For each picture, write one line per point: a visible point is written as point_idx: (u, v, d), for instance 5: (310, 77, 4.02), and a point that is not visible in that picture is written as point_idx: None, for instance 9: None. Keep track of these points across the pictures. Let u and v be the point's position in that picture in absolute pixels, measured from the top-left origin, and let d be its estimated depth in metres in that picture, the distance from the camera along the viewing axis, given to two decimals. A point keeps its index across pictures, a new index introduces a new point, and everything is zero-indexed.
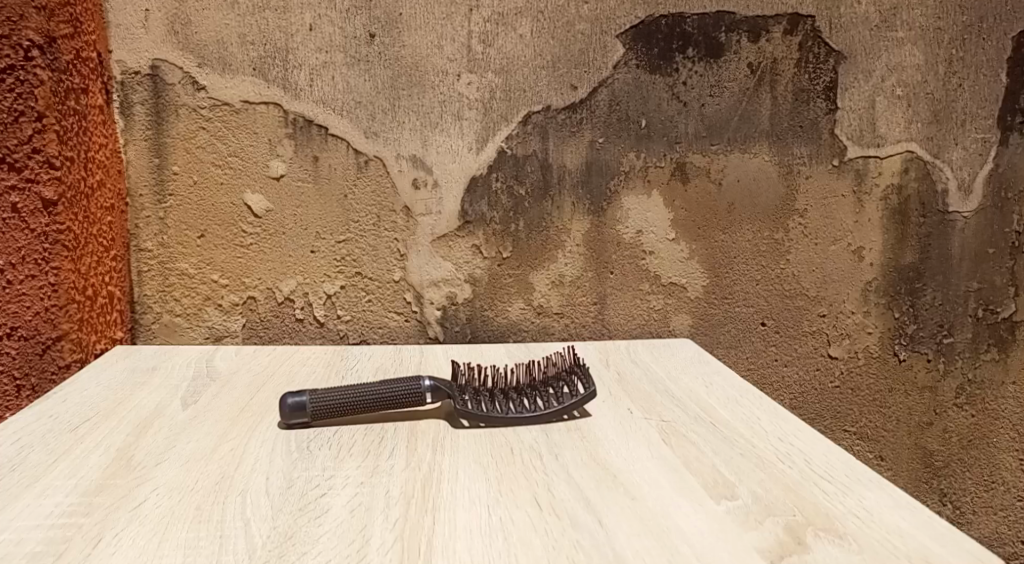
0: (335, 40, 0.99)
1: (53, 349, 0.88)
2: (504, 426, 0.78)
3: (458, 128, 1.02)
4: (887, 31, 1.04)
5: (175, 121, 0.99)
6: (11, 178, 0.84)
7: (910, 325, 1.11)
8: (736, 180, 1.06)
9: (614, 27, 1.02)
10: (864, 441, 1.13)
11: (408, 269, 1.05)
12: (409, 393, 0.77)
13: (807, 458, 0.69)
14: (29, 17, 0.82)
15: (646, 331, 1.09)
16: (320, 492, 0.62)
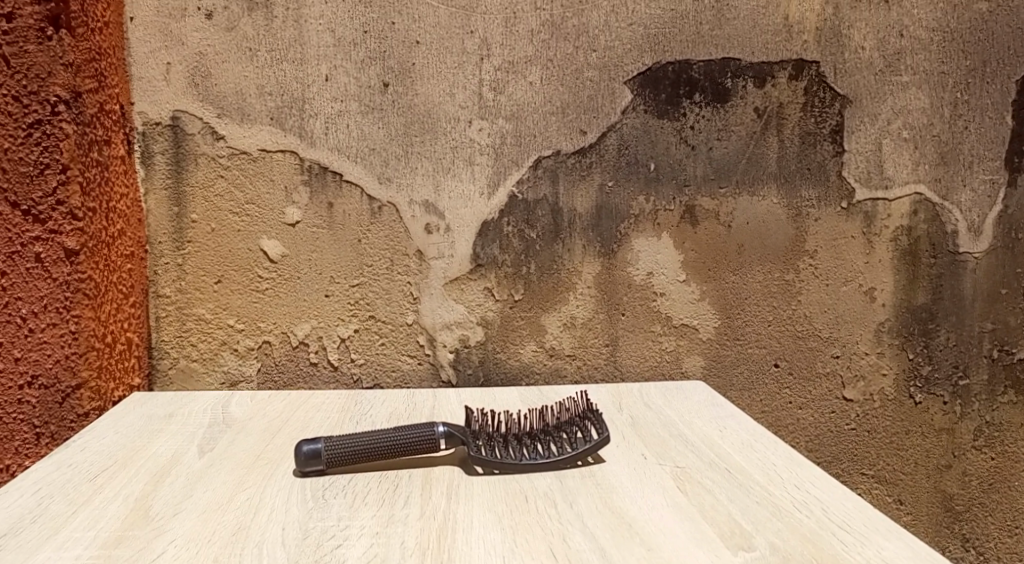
0: (350, 89, 1.02)
1: (72, 397, 0.89)
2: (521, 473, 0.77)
3: (470, 174, 1.04)
4: (891, 75, 1.06)
5: (195, 169, 1.02)
6: (35, 229, 0.86)
7: (925, 366, 1.10)
8: (746, 222, 1.07)
9: (621, 74, 1.04)
10: (882, 484, 1.11)
11: (420, 312, 1.06)
12: (423, 440, 0.78)
13: (824, 506, 0.68)
14: (56, 74, 0.85)
15: (659, 373, 1.09)
16: (336, 543, 0.62)
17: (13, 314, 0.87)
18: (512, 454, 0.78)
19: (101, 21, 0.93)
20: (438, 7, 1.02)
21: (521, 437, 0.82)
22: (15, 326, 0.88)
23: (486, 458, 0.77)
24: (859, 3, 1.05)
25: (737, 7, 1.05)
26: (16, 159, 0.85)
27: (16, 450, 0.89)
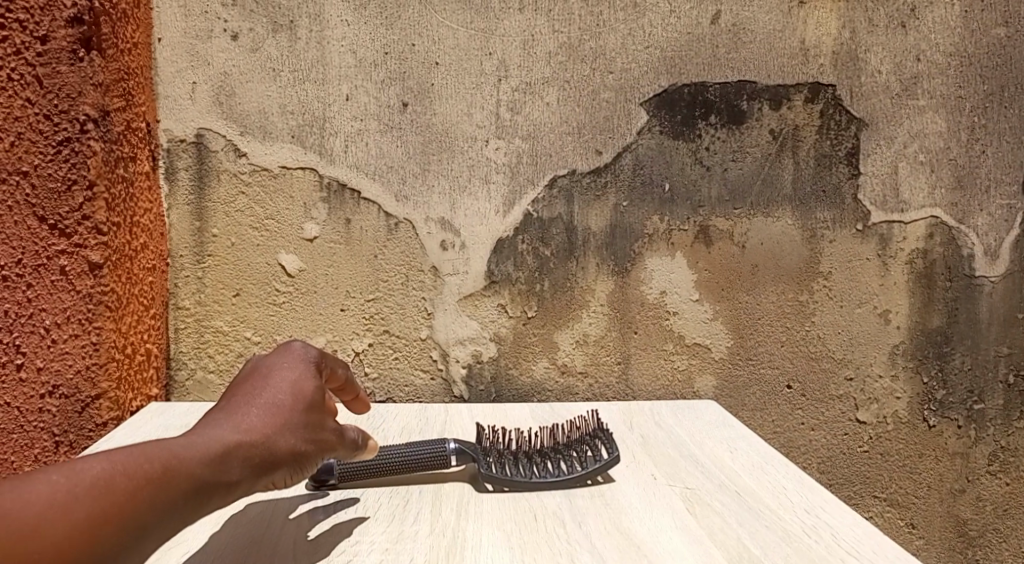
0: (370, 108, 1.04)
1: (91, 407, 0.92)
2: (529, 491, 0.78)
3: (486, 192, 1.06)
4: (908, 99, 1.06)
5: (217, 185, 1.04)
6: (61, 243, 0.88)
7: (940, 390, 1.09)
8: (759, 243, 1.08)
9: (637, 95, 1.06)
10: (895, 508, 1.10)
11: (434, 327, 1.07)
12: (435, 456, 0.79)
13: (833, 532, 0.69)
14: (87, 93, 0.87)
15: (670, 392, 1.09)
16: (346, 559, 0.64)
17: (36, 326, 0.88)
18: (521, 471, 0.79)
19: (130, 42, 0.96)
20: (458, 29, 1.04)
21: (531, 454, 0.83)
22: (39, 336, 0.88)
23: (494, 474, 0.78)
24: (876, 27, 1.06)
25: (753, 31, 1.05)
26: (45, 175, 0.87)
27: (35, 458, 0.90)
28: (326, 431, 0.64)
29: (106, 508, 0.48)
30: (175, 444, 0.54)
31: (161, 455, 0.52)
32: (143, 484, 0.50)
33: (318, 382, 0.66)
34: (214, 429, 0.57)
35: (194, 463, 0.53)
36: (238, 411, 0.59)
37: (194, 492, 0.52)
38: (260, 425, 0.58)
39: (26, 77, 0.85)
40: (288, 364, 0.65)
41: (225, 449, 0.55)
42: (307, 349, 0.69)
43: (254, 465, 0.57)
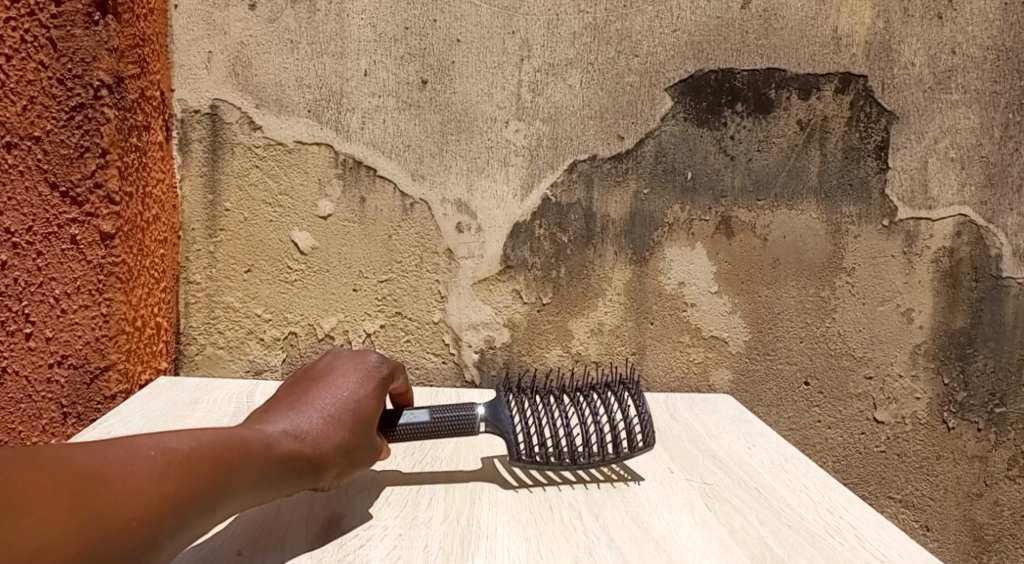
0: (388, 85, 1.01)
1: (100, 379, 0.90)
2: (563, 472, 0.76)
3: (504, 174, 1.03)
4: (940, 93, 1.04)
5: (231, 158, 1.02)
6: (72, 211, 0.87)
7: (960, 392, 1.07)
8: (782, 236, 1.05)
9: (663, 80, 1.03)
10: (910, 510, 1.09)
11: (447, 311, 1.05)
12: (464, 420, 0.75)
13: (858, 534, 0.68)
14: (101, 58, 0.85)
15: (685, 384, 1.08)
16: (357, 543, 0.64)
17: (46, 295, 0.88)
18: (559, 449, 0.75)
19: (147, 8, 0.94)
20: (481, 6, 1.01)
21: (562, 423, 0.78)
22: (47, 307, 0.88)
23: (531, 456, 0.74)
24: (911, 18, 1.03)
25: (785, 17, 1.03)
26: (57, 141, 0.85)
27: (43, 428, 0.90)
28: (375, 445, 0.70)
29: (186, 491, 0.54)
30: (246, 438, 0.60)
31: (235, 447, 0.58)
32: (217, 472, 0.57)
33: (381, 397, 0.73)
34: (281, 429, 0.64)
35: (261, 460, 0.60)
36: (305, 415, 0.67)
37: (256, 486, 0.59)
38: (320, 434, 0.66)
39: (40, 39, 0.84)
40: (359, 375, 0.73)
41: (287, 453, 0.62)
42: (381, 361, 0.76)
43: (307, 470, 0.64)
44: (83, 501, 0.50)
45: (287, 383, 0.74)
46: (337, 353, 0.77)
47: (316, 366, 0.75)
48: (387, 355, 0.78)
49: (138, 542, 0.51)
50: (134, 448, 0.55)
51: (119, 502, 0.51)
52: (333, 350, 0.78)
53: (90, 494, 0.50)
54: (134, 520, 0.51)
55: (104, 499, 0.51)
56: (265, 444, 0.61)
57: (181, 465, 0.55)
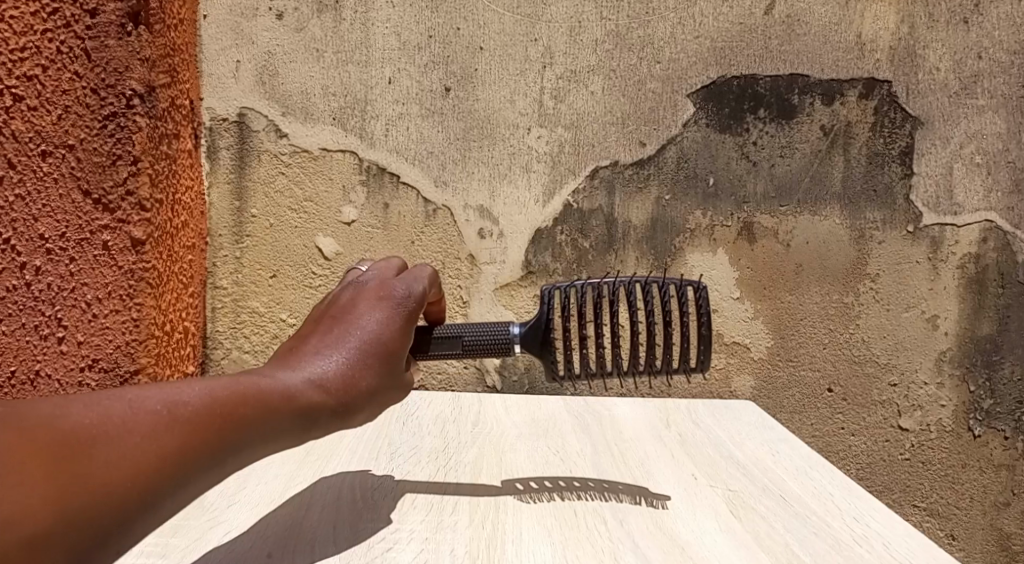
0: (412, 92, 1.03)
1: (130, 383, 0.92)
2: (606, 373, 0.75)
3: (526, 181, 1.04)
4: (966, 99, 1.03)
5: (258, 165, 1.03)
6: (104, 217, 0.88)
7: (987, 399, 1.06)
8: (806, 241, 1.05)
9: (685, 86, 1.03)
10: (935, 518, 1.08)
11: (469, 316, 1.06)
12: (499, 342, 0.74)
13: (885, 542, 0.68)
14: (134, 68, 0.87)
15: (707, 390, 1.07)
16: (385, 546, 0.65)
17: (77, 300, 0.89)
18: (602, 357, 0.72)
19: (177, 18, 0.96)
20: (504, 14, 1.02)
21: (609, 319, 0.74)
22: (79, 310, 0.89)
23: (569, 372, 0.73)
24: (936, 23, 1.02)
25: (808, 22, 1.02)
26: (90, 149, 0.87)
27: None
28: (403, 382, 0.63)
29: (186, 451, 0.48)
30: (259, 386, 0.53)
31: (245, 399, 0.51)
32: (223, 427, 0.50)
33: (410, 334, 0.65)
34: (300, 374, 0.56)
35: (275, 408, 0.53)
36: (328, 356, 0.58)
37: (272, 438, 0.53)
38: (345, 378, 0.58)
39: (75, 50, 0.85)
40: (387, 310, 0.64)
41: (308, 402, 0.55)
42: (412, 292, 0.67)
43: (330, 419, 0.57)
44: (62, 471, 0.44)
45: (312, 317, 0.66)
46: (363, 282, 0.69)
47: (341, 298, 0.67)
48: (420, 283, 0.69)
49: (133, 511, 0.45)
50: (124, 405, 0.48)
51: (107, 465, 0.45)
52: (360, 277, 0.69)
53: (73, 460, 0.44)
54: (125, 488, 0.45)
55: (88, 466, 0.44)
56: (280, 394, 0.53)
57: (180, 424, 0.48)
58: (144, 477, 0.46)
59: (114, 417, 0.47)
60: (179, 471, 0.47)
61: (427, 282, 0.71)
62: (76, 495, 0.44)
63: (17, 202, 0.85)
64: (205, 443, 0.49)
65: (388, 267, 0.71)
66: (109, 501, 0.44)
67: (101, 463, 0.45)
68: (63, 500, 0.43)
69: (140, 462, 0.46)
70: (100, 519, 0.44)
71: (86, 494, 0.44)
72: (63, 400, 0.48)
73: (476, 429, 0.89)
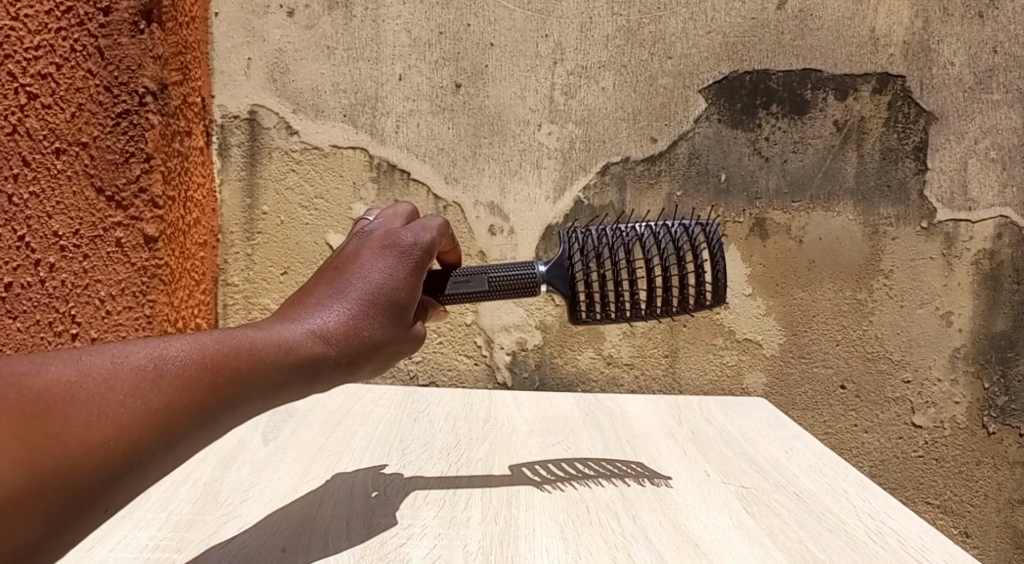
0: (422, 89, 1.02)
1: None
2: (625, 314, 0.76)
3: (537, 177, 1.04)
4: (981, 93, 1.02)
5: (269, 162, 1.04)
6: (117, 215, 0.89)
7: (1001, 396, 1.06)
8: (818, 237, 1.04)
9: (697, 82, 1.02)
10: (949, 515, 1.07)
11: (480, 313, 1.06)
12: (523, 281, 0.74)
13: (901, 539, 0.67)
14: (146, 66, 0.87)
15: (718, 387, 1.07)
16: (399, 542, 0.65)
17: (91, 296, 0.90)
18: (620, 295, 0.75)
19: (188, 15, 0.96)
20: (515, 10, 1.02)
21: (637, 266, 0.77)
22: (93, 308, 0.90)
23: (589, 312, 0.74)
24: (951, 17, 1.01)
25: (821, 17, 1.02)
26: (103, 146, 0.88)
27: None
28: (408, 338, 0.63)
29: (173, 407, 0.47)
30: (252, 339, 0.53)
31: (236, 355, 0.51)
32: (212, 382, 0.50)
33: (416, 286, 0.64)
34: (296, 327, 0.56)
35: (268, 364, 0.53)
36: (325, 310, 0.59)
37: (268, 390, 0.53)
38: (344, 330, 0.58)
39: (88, 48, 0.86)
40: (389, 261, 0.64)
41: (304, 355, 0.55)
42: (418, 242, 0.65)
43: (329, 370, 0.57)
44: (39, 432, 0.42)
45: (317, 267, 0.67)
46: (367, 233, 0.68)
47: (344, 249, 0.66)
48: (430, 234, 0.67)
49: (120, 468, 0.45)
50: (108, 362, 0.47)
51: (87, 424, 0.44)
52: (364, 227, 0.68)
53: (52, 418, 0.43)
54: (112, 445, 0.44)
55: (70, 424, 0.43)
56: (276, 346, 0.54)
57: (170, 379, 0.48)
58: (133, 432, 0.45)
59: (95, 375, 0.46)
60: (171, 424, 0.47)
61: (437, 231, 0.68)
62: (55, 455, 0.42)
63: (32, 200, 0.86)
64: (196, 396, 0.49)
65: (395, 217, 0.70)
66: (94, 458, 0.44)
67: (85, 420, 0.44)
68: (39, 462, 0.42)
69: (126, 417, 0.45)
70: (87, 478, 0.43)
71: (68, 453, 0.43)
72: (40, 356, 0.46)
73: (488, 426, 0.89)
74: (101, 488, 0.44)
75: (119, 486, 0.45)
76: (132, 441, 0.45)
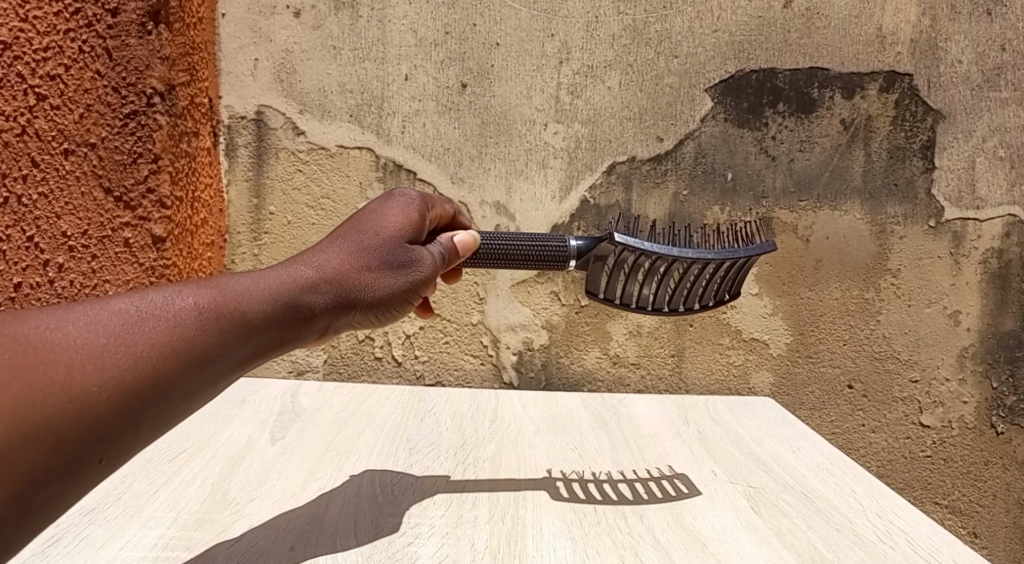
0: (428, 89, 1.03)
1: None
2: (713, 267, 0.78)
3: (543, 177, 1.04)
4: (989, 91, 1.02)
5: (276, 162, 1.04)
6: (125, 215, 0.90)
7: (1010, 396, 1.05)
8: (825, 236, 1.04)
9: (703, 81, 1.02)
10: (957, 515, 1.07)
11: (486, 312, 1.06)
12: (555, 256, 0.77)
13: (909, 539, 0.67)
14: (154, 67, 0.88)
15: (725, 387, 1.07)
16: (406, 541, 0.65)
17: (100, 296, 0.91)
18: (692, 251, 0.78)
19: (195, 16, 0.97)
20: (521, 9, 1.02)
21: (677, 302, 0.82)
22: None
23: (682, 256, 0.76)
24: (958, 15, 1.01)
25: (828, 16, 1.01)
26: (111, 147, 0.88)
27: None
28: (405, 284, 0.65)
29: (158, 348, 0.49)
30: (237, 285, 0.56)
31: (220, 299, 0.54)
32: (198, 324, 0.52)
33: (413, 233, 0.67)
34: (284, 274, 0.59)
35: (254, 307, 0.55)
36: (314, 258, 0.62)
37: (256, 331, 0.55)
38: (331, 275, 0.61)
39: (96, 49, 0.86)
40: (377, 215, 0.66)
41: (292, 299, 0.58)
42: (409, 194, 0.69)
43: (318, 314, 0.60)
44: (26, 376, 0.44)
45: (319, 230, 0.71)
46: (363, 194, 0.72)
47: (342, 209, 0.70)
48: (413, 191, 0.70)
49: (110, 410, 0.46)
50: (95, 309, 0.49)
51: (76, 367, 0.46)
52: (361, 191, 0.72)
53: (39, 362, 0.45)
54: (106, 386, 0.46)
55: (61, 369, 0.45)
56: (263, 290, 0.56)
57: (158, 323, 0.50)
58: (125, 373, 0.47)
59: (83, 321, 0.48)
60: (159, 367, 0.49)
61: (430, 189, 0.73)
62: (42, 398, 0.44)
63: (40, 200, 0.87)
64: (185, 338, 0.51)
65: None
66: (88, 401, 0.45)
67: (75, 363, 0.46)
68: (27, 404, 0.43)
69: (117, 360, 0.47)
70: (79, 420, 0.45)
71: (59, 397, 0.44)
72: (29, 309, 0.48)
73: (494, 426, 0.89)
74: (96, 434, 0.46)
75: (115, 429, 0.47)
76: (122, 384, 0.47)
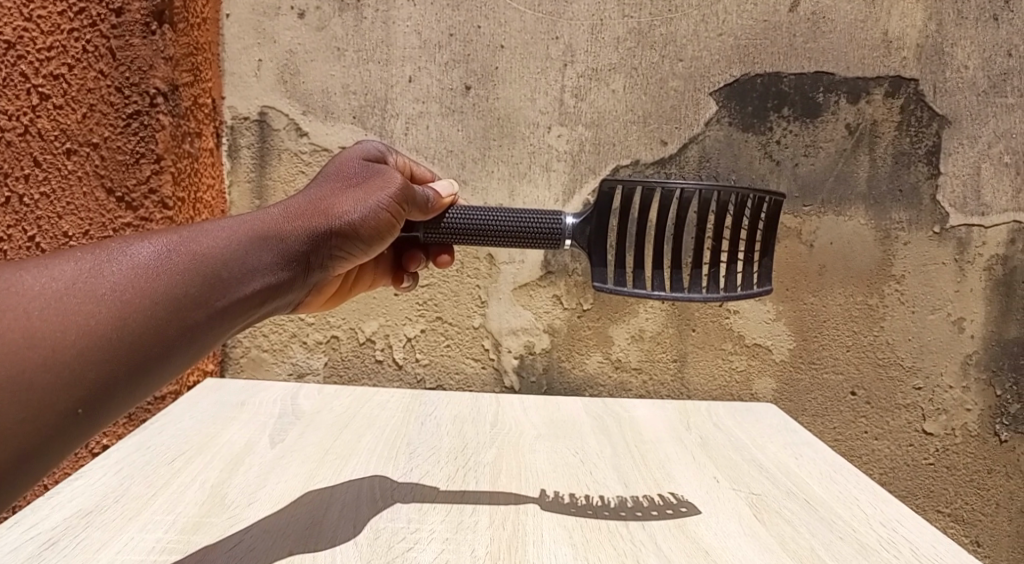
0: (432, 90, 1.02)
1: None
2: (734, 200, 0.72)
3: (546, 180, 1.03)
4: (995, 97, 1.01)
5: (278, 164, 1.04)
6: (127, 216, 0.90)
7: (1014, 403, 1.04)
8: (829, 242, 1.03)
9: (707, 85, 1.02)
10: (960, 523, 1.06)
11: (487, 316, 1.05)
12: (547, 235, 0.75)
13: (913, 547, 0.67)
14: (157, 67, 0.88)
15: (727, 393, 1.06)
16: (406, 546, 0.65)
17: None
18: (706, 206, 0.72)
19: (199, 17, 0.97)
20: (525, 12, 1.01)
21: (728, 286, 0.74)
22: None
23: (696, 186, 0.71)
24: (965, 21, 1.00)
25: (834, 20, 1.01)
26: (115, 147, 0.89)
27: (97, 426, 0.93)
28: (369, 221, 0.67)
29: (122, 288, 0.53)
30: (198, 233, 0.59)
31: (177, 244, 0.57)
32: (158, 266, 0.55)
33: (365, 180, 0.70)
34: (246, 221, 0.62)
35: (215, 248, 0.58)
36: (274, 210, 0.65)
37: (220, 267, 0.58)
38: (290, 219, 0.64)
39: (100, 49, 0.87)
40: (329, 177, 0.71)
41: (252, 240, 0.60)
42: (354, 159, 0.74)
43: (285, 252, 0.62)
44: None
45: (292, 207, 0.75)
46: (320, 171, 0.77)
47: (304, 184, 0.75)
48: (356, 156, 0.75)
49: (80, 346, 0.49)
50: (58, 262, 0.53)
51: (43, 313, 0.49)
52: None
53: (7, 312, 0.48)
54: (69, 329, 0.49)
55: (27, 315, 0.49)
56: (223, 236, 0.59)
57: (118, 267, 0.53)
58: (88, 315, 0.50)
59: (45, 273, 0.51)
60: (124, 302, 0.52)
61: (376, 156, 0.78)
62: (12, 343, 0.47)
63: (43, 201, 0.89)
64: (146, 278, 0.54)
65: None
66: (53, 343, 0.48)
67: (35, 310, 0.49)
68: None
69: (78, 304, 0.51)
70: (50, 358, 0.48)
71: (26, 338, 0.48)
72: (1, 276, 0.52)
73: (495, 430, 0.88)
74: (72, 371, 0.49)
75: (86, 372, 0.49)
76: (89, 322, 0.50)
